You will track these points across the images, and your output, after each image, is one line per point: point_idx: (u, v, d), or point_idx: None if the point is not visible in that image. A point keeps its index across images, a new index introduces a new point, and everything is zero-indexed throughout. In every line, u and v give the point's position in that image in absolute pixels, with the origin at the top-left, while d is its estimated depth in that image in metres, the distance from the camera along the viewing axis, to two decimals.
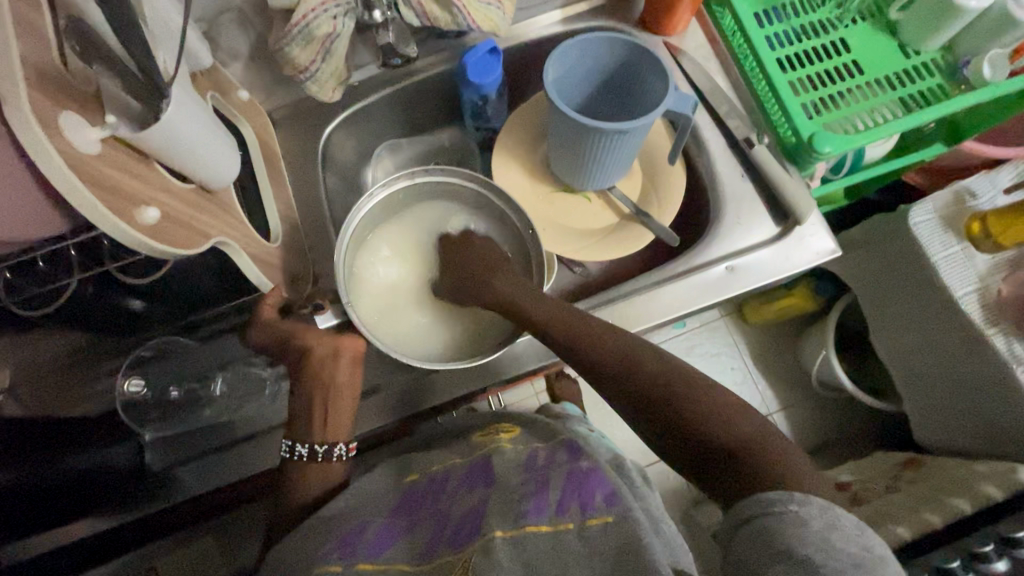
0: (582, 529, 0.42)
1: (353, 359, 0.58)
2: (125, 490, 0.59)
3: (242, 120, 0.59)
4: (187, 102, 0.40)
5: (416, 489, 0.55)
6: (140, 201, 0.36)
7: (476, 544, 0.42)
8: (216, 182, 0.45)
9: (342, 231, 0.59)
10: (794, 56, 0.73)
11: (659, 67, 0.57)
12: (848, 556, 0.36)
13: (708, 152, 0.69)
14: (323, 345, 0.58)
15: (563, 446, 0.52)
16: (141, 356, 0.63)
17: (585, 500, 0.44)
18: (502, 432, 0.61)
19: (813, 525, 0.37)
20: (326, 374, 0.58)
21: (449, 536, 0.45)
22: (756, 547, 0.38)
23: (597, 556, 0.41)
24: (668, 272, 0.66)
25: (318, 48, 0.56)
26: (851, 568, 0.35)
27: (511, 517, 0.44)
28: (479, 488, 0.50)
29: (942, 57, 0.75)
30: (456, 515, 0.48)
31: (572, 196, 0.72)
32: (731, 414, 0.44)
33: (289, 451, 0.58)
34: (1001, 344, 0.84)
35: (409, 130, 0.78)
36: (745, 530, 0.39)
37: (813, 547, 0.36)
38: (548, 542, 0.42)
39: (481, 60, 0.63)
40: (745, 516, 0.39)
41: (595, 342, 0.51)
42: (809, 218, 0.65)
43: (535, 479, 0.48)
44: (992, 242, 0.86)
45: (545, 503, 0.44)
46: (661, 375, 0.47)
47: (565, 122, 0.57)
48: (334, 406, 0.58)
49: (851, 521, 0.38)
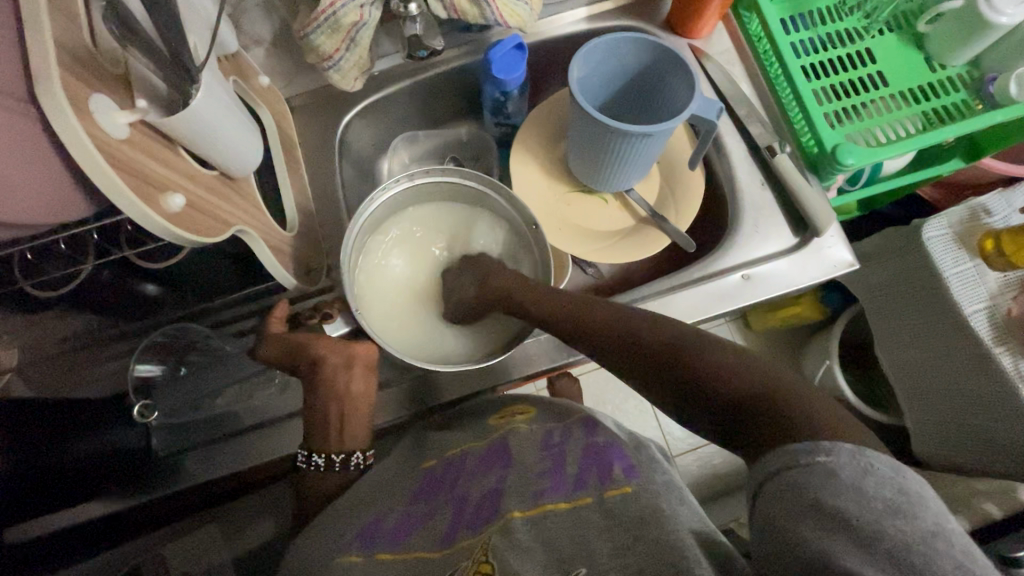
0: (602, 501, 0.45)
1: (367, 367, 0.59)
2: (133, 473, 0.60)
3: (261, 105, 0.58)
4: (216, 90, 0.39)
5: (433, 475, 0.59)
6: (166, 188, 0.35)
7: (497, 525, 0.45)
8: (238, 170, 0.45)
9: (352, 220, 0.58)
10: (820, 64, 0.72)
11: (685, 71, 0.57)
12: (881, 501, 0.33)
13: (729, 158, 0.69)
14: (337, 354, 0.57)
15: (579, 426, 0.58)
16: (156, 340, 0.60)
17: (603, 473, 0.48)
18: (517, 414, 0.65)
19: (843, 476, 0.34)
20: (331, 372, 0.57)
21: (468, 521, 0.48)
22: (783, 501, 0.35)
23: (616, 527, 0.42)
24: (683, 279, 0.66)
25: (343, 38, 0.54)
26: (884, 516, 0.33)
27: (529, 497, 0.47)
28: (496, 470, 0.53)
29: (968, 73, 0.74)
30: (473, 500, 0.51)
31: (591, 197, 0.72)
32: (748, 370, 0.44)
33: (305, 462, 0.59)
34: (1007, 361, 0.84)
35: (427, 122, 0.77)
36: (776, 485, 0.36)
37: (843, 497, 0.34)
38: (568, 518, 0.44)
39: (506, 55, 0.62)
40: (774, 468, 0.37)
41: (590, 322, 0.52)
42: (828, 229, 0.64)
43: (553, 458, 0.53)
44: (1005, 260, 0.86)
45: (563, 480, 0.48)
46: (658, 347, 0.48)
47: (588, 123, 0.56)
48: (349, 412, 0.59)
49: (886, 462, 0.35)
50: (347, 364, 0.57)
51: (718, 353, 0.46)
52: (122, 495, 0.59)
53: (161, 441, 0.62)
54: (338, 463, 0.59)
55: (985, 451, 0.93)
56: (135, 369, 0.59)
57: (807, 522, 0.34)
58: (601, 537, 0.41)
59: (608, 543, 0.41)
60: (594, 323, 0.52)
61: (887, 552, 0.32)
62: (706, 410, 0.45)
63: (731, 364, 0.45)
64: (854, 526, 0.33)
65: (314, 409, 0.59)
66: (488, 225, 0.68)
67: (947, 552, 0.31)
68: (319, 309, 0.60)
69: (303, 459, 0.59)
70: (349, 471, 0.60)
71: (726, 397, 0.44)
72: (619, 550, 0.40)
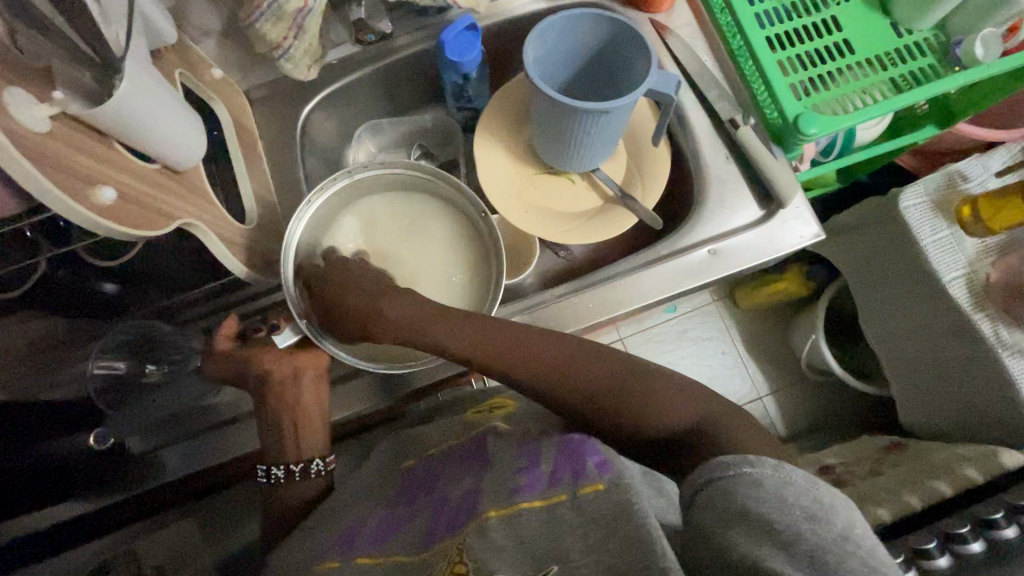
0: (575, 498, 0.45)
1: (316, 378, 0.60)
2: (108, 473, 0.59)
3: (215, 98, 0.58)
4: (144, 79, 0.38)
5: (414, 472, 0.61)
6: (95, 181, 0.35)
7: (472, 525, 0.45)
8: (180, 162, 0.44)
9: (284, 244, 0.57)
10: (783, 35, 0.71)
11: (642, 45, 0.56)
12: (801, 509, 0.38)
13: (693, 133, 0.68)
14: (283, 368, 0.59)
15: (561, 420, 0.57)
16: (121, 339, 0.60)
17: (578, 470, 0.47)
18: (494, 409, 0.68)
19: (767, 485, 0.39)
20: (278, 383, 0.59)
21: (447, 522, 0.48)
22: (715, 511, 0.40)
23: (588, 524, 0.42)
24: (653, 255, 0.65)
25: (289, 25, 0.53)
26: (802, 521, 0.37)
27: (505, 496, 0.47)
28: (475, 472, 0.54)
29: (935, 37, 0.73)
30: (456, 496, 0.51)
31: (558, 177, 0.71)
32: (676, 399, 0.50)
33: (265, 476, 0.60)
34: (987, 328, 0.85)
35: (391, 111, 0.77)
36: (704, 496, 0.41)
37: (767, 504, 0.38)
38: (543, 517, 0.44)
39: (459, 37, 0.61)
40: (699, 484, 0.42)
41: (528, 360, 0.53)
42: (792, 200, 0.64)
43: (529, 455, 0.51)
44: (982, 226, 0.87)
45: (538, 477, 0.47)
46: (602, 383, 0.52)
47: (545, 103, 0.56)
48: (317, 408, 0.60)
49: (804, 474, 0.40)
50: (293, 376, 0.59)
51: (668, 384, 0.51)
52: (103, 493, 0.59)
53: (137, 442, 0.62)
54: (299, 474, 0.60)
55: (968, 417, 0.94)
56: (98, 365, 0.60)
57: (737, 526, 0.38)
58: (573, 534, 0.42)
59: (580, 541, 0.42)
60: (535, 361, 0.53)
61: (805, 552, 0.36)
62: (643, 440, 0.50)
63: (669, 394, 0.50)
64: (775, 529, 0.37)
65: (272, 414, 0.60)
66: (438, 218, 0.66)
67: (854, 553, 0.36)
68: (266, 320, 0.61)
69: (263, 473, 0.60)
70: (311, 480, 0.61)
71: (662, 425, 0.49)
72: (591, 547, 0.41)
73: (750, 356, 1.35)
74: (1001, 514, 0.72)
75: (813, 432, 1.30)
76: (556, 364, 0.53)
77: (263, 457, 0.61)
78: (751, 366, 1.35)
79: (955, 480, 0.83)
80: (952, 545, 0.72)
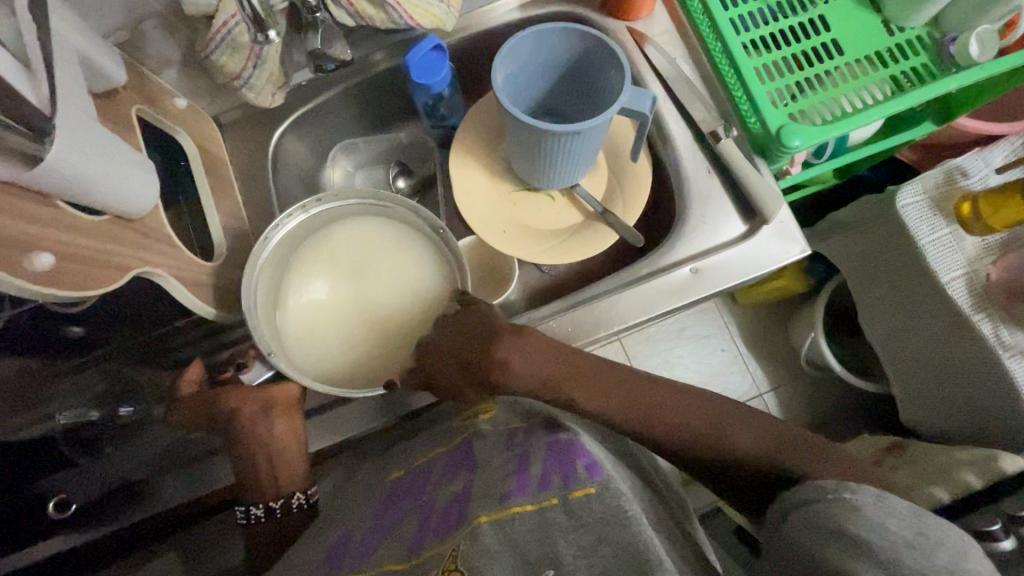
0: (567, 502, 0.44)
1: (287, 409, 0.61)
2: (102, 504, 0.59)
3: (180, 130, 0.57)
4: (84, 136, 0.37)
5: (400, 484, 0.61)
6: (31, 246, 0.35)
7: (465, 530, 0.45)
8: (135, 211, 0.44)
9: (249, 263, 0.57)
10: (767, 38, 0.69)
11: (615, 61, 0.54)
12: (900, 535, 0.38)
13: (672, 145, 0.65)
14: (252, 402, 0.60)
15: (540, 422, 0.56)
16: (99, 380, 0.57)
17: (567, 472, 0.46)
18: (479, 412, 0.64)
19: (867, 510, 0.40)
20: (248, 420, 0.60)
21: (435, 529, 0.49)
22: (813, 528, 0.41)
23: (582, 528, 0.42)
24: (632, 275, 0.64)
25: (246, 56, 0.52)
26: (904, 547, 0.38)
27: (496, 500, 0.46)
28: (464, 476, 0.54)
29: (928, 34, 0.70)
30: (441, 506, 0.51)
31: (536, 195, 0.69)
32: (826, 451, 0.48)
33: (245, 515, 0.61)
34: (987, 329, 0.83)
35: (366, 128, 0.75)
36: (804, 513, 0.43)
37: (867, 529, 0.39)
38: (534, 522, 0.44)
39: (425, 58, 0.59)
40: (807, 499, 0.43)
41: (655, 414, 0.52)
42: (776, 214, 0.61)
43: (517, 458, 0.51)
44: (982, 225, 0.84)
45: (527, 482, 0.47)
46: (755, 450, 0.49)
47: (516, 123, 0.55)
48: (282, 448, 0.60)
49: (905, 505, 0.40)
50: (264, 410, 0.60)
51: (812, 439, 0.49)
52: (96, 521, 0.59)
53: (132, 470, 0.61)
54: (279, 508, 0.61)
55: (968, 418, 0.92)
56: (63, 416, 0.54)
57: (831, 544, 0.39)
58: (567, 538, 0.42)
59: (574, 544, 0.42)
60: (655, 413, 0.52)
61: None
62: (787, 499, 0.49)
63: (817, 450, 0.48)
64: (872, 549, 0.38)
65: (244, 447, 0.61)
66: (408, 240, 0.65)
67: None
68: (234, 360, 0.63)
69: (242, 512, 0.62)
70: (294, 511, 0.63)
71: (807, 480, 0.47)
72: (584, 550, 0.41)
73: (750, 352, 1.33)
74: (998, 525, 0.70)
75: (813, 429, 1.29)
76: (680, 420, 0.52)
77: (240, 496, 0.62)
78: (752, 364, 1.33)
79: (953, 485, 0.81)
80: None
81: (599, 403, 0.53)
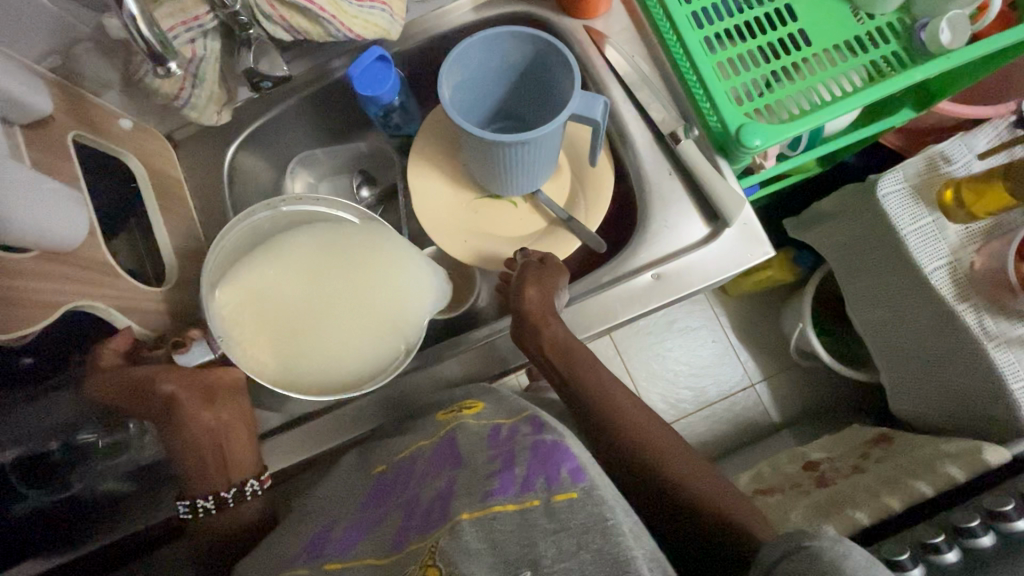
0: (548, 505, 0.41)
1: (236, 418, 0.60)
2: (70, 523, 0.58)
3: (128, 153, 0.57)
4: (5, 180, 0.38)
5: (381, 480, 0.56)
6: None
7: (445, 526, 0.42)
8: (65, 243, 0.44)
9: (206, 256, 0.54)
10: (731, 31, 0.66)
11: (566, 67, 0.52)
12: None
13: (632, 147, 0.64)
14: (189, 397, 0.58)
15: (527, 422, 0.52)
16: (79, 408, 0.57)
17: (551, 474, 0.44)
18: (465, 407, 0.58)
19: (825, 556, 0.38)
20: (193, 430, 0.59)
21: (417, 524, 0.45)
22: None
23: (563, 531, 0.40)
24: (599, 280, 0.63)
25: (183, 77, 0.52)
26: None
27: (479, 497, 0.43)
28: (446, 472, 0.50)
29: (899, 21, 0.67)
30: (424, 502, 0.48)
31: (499, 201, 0.68)
32: (728, 497, 0.53)
33: (191, 509, 0.60)
34: (972, 319, 0.81)
35: (327, 139, 0.74)
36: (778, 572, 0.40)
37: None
38: (516, 522, 0.41)
39: (369, 69, 0.58)
40: (785, 551, 0.41)
41: (608, 411, 0.59)
42: (740, 216, 0.60)
43: (503, 456, 0.48)
44: (965, 212, 0.82)
45: (512, 481, 0.44)
46: (678, 475, 0.55)
47: (464, 134, 0.53)
48: (232, 465, 0.60)
49: (863, 553, 0.39)
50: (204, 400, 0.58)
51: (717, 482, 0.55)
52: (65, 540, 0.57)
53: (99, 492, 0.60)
54: (232, 499, 0.60)
55: (953, 409, 0.91)
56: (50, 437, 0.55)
57: None
58: (547, 538, 0.39)
59: (554, 547, 0.39)
60: (613, 409, 0.59)
61: None
62: (693, 529, 0.53)
63: (724, 496, 0.53)
64: None
65: (193, 454, 0.60)
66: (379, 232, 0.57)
67: None
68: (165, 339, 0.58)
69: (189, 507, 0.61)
70: (248, 501, 0.62)
71: (707, 513, 0.52)
72: (564, 553, 0.39)
73: (741, 343, 1.31)
74: (977, 521, 0.66)
75: (805, 419, 1.27)
76: (637, 424, 0.58)
77: (187, 490, 0.61)
78: (743, 355, 1.32)
79: (935, 480, 0.78)
80: (926, 555, 0.66)
81: (579, 379, 0.60)
